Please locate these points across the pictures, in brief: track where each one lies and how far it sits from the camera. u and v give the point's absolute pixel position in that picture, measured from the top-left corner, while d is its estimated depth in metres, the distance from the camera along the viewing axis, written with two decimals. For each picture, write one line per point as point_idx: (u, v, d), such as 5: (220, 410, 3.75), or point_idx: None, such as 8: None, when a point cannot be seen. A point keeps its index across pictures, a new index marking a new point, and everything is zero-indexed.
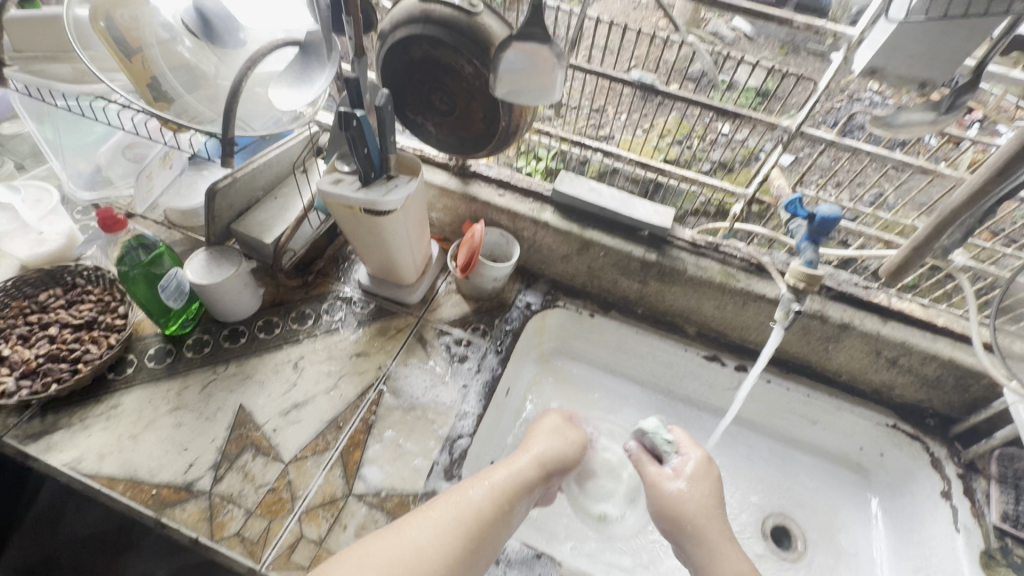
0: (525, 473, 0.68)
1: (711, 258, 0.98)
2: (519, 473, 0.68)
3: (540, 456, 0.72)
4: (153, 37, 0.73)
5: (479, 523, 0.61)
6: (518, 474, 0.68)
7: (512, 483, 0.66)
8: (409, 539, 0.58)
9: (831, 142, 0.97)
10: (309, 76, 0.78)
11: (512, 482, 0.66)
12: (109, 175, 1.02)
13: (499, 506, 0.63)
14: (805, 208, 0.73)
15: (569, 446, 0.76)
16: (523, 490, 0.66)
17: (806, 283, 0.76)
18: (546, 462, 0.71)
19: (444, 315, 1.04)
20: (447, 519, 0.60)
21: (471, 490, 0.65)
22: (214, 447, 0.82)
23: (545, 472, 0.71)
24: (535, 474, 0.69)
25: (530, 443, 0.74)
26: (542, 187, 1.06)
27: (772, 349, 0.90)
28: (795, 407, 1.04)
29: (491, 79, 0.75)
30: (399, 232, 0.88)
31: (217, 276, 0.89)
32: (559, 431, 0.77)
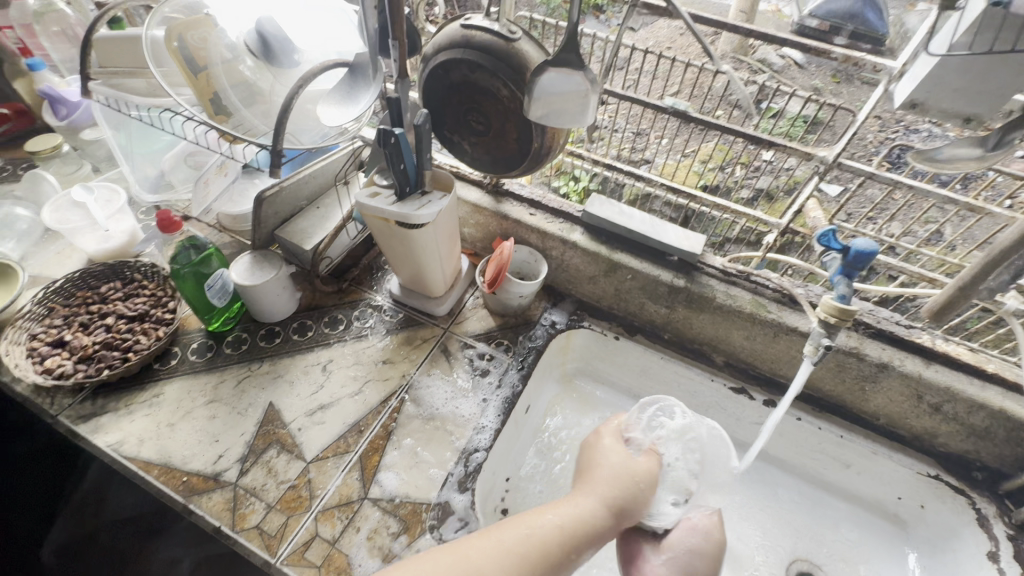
0: (593, 511, 0.64)
1: (742, 286, 0.96)
2: (587, 510, 0.64)
3: (608, 491, 0.67)
4: (218, 57, 0.80)
5: (544, 562, 0.57)
6: (586, 513, 0.64)
7: (581, 522, 0.63)
8: (468, 565, 0.55)
9: (871, 175, 0.95)
10: (355, 95, 0.83)
11: (580, 520, 0.63)
12: (171, 180, 1.12)
13: (567, 547, 0.60)
14: (839, 241, 0.71)
15: (642, 480, 0.70)
16: (590, 529, 0.63)
17: (838, 318, 0.73)
18: (616, 498, 0.67)
19: (469, 329, 1.06)
20: (511, 549, 0.57)
21: (538, 524, 0.61)
22: (243, 441, 0.86)
23: (616, 510, 0.66)
24: (603, 513, 0.65)
25: (599, 475, 0.70)
26: (573, 208, 1.08)
27: (802, 384, 0.87)
28: (827, 448, 0.99)
29: (525, 101, 0.77)
30: (430, 244, 0.91)
31: (259, 278, 0.94)
32: (632, 465, 0.72)
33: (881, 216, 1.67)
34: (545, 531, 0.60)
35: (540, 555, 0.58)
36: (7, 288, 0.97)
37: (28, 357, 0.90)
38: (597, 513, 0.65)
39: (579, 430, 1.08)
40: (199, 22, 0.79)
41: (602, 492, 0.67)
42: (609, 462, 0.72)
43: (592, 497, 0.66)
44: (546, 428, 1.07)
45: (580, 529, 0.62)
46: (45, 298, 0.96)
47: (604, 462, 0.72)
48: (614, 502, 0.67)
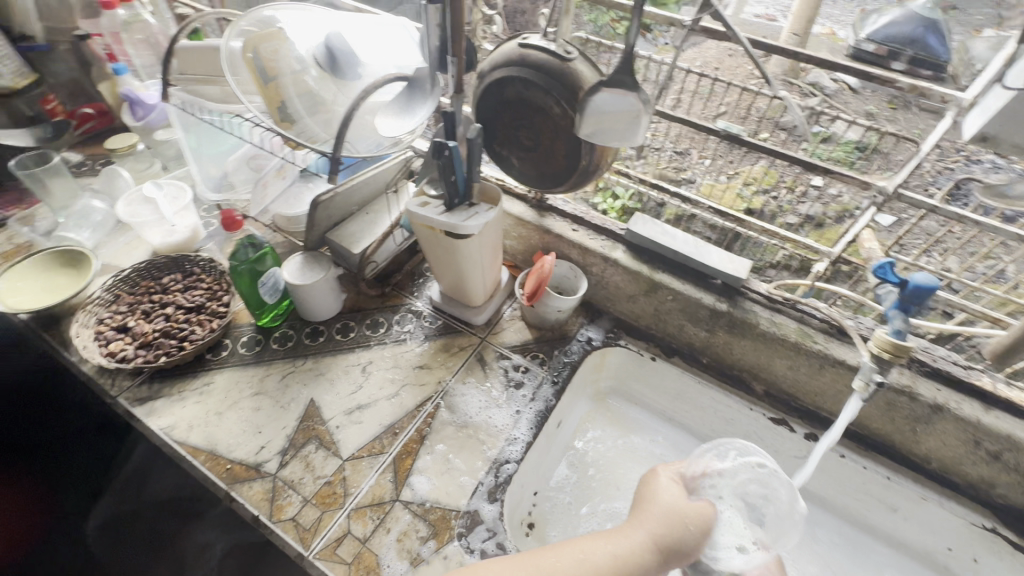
0: (644, 550, 0.64)
1: (788, 314, 0.94)
2: (637, 547, 0.64)
3: (660, 530, 0.67)
4: (287, 68, 0.85)
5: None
6: (636, 550, 0.64)
7: (630, 557, 0.63)
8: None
9: (932, 208, 0.92)
10: (412, 108, 0.86)
11: (630, 557, 0.63)
12: (234, 180, 1.18)
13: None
14: (896, 274, 0.68)
15: (695, 524, 0.69)
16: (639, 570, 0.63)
17: (893, 354, 0.71)
18: (666, 540, 0.66)
19: (506, 340, 1.07)
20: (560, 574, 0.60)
21: (591, 552, 0.63)
22: (284, 434, 0.90)
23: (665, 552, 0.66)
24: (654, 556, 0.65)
25: (651, 513, 0.69)
26: (616, 226, 1.08)
27: (848, 421, 0.83)
28: (872, 490, 0.94)
29: (577, 119, 0.79)
30: (474, 255, 0.93)
31: (309, 278, 0.98)
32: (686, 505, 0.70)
33: (938, 250, 1.59)
34: (593, 563, 0.62)
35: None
36: (81, 274, 1.04)
37: (95, 340, 0.97)
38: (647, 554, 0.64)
39: (609, 448, 1.06)
40: (274, 35, 0.84)
41: (654, 530, 0.67)
42: (664, 499, 0.71)
43: (644, 532, 0.66)
44: (576, 444, 1.06)
45: (629, 563, 0.63)
46: (114, 286, 1.03)
47: (658, 498, 0.72)
48: (665, 543, 0.66)
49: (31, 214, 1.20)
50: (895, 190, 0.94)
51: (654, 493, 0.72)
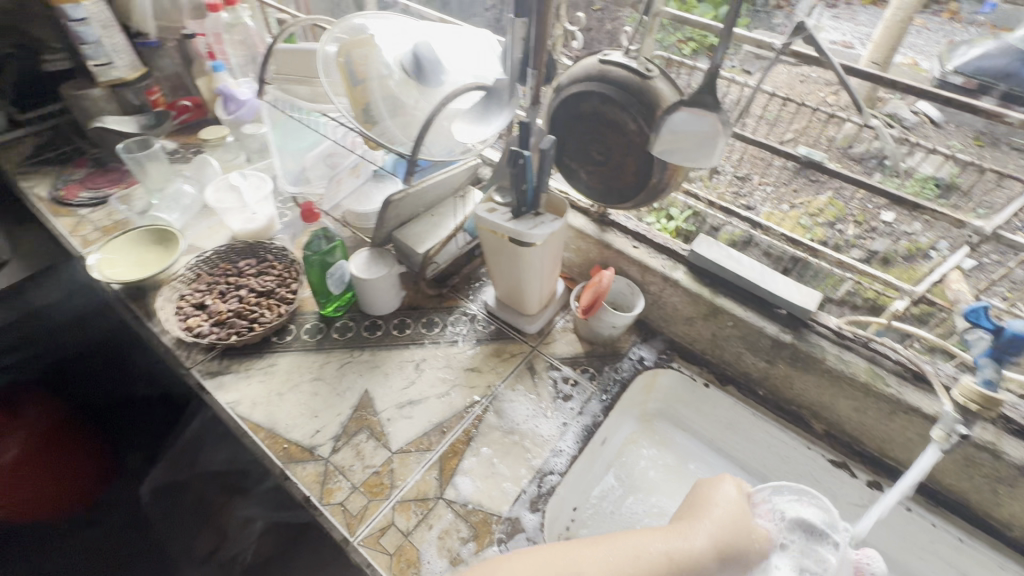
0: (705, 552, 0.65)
1: (858, 352, 0.90)
2: (698, 547, 0.65)
3: (719, 533, 0.68)
4: (375, 72, 0.90)
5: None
6: (697, 551, 0.65)
7: (692, 554, 0.64)
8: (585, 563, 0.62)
9: None
10: (488, 115, 0.88)
11: (687, 552, 0.64)
12: (310, 175, 1.22)
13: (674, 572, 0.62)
14: (990, 319, 0.65)
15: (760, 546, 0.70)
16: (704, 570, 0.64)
17: (981, 405, 0.68)
18: (725, 542, 0.67)
19: (557, 350, 1.07)
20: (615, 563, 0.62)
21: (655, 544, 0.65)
22: (338, 421, 0.93)
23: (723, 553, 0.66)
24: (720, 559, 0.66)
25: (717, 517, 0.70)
26: (678, 246, 1.06)
27: (922, 472, 0.78)
28: (940, 550, 0.88)
29: (652, 137, 0.79)
30: (535, 264, 0.94)
31: (374, 273, 1.02)
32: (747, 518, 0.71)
33: None
34: (648, 557, 0.63)
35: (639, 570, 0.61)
36: (169, 250, 1.13)
37: (176, 313, 1.04)
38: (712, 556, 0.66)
39: (652, 471, 1.04)
40: (365, 42, 0.90)
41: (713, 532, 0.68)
42: (726, 506, 0.72)
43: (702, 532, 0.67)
44: (620, 463, 1.03)
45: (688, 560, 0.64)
46: (196, 265, 1.11)
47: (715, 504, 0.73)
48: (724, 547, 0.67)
49: (129, 193, 1.31)
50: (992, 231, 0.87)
51: (712, 500, 0.73)
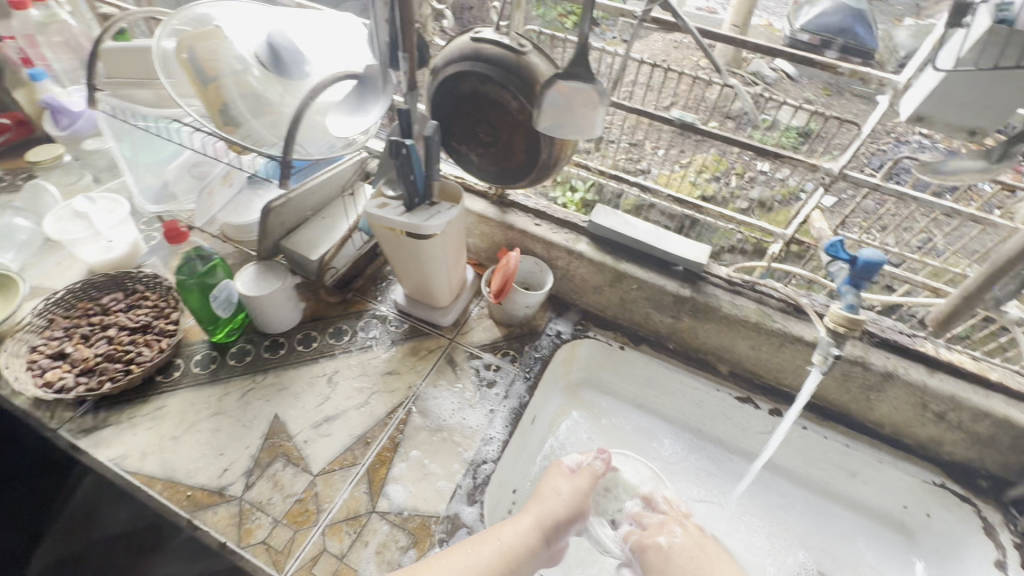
0: (527, 529, 0.75)
1: (747, 296, 0.97)
2: (523, 530, 0.74)
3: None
4: (228, 68, 0.79)
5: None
6: (519, 534, 0.74)
7: (520, 543, 0.73)
8: (489, 546, 0.71)
9: (876, 187, 0.92)
10: (365, 105, 0.83)
11: (519, 541, 0.73)
12: (174, 190, 1.11)
13: (506, 566, 0.70)
14: (846, 251, 0.72)
15: (567, 496, 0.82)
16: (525, 549, 0.73)
17: (847, 327, 0.74)
18: (548, 522, 0.78)
19: (475, 339, 1.06)
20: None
21: (548, 507, 0.80)
22: (248, 454, 0.85)
23: (546, 534, 0.77)
24: (535, 533, 0.76)
25: (535, 504, 0.81)
26: (578, 218, 1.08)
27: (807, 396, 0.89)
28: (833, 458, 1.00)
29: (535, 113, 0.78)
30: (437, 256, 0.91)
31: (264, 289, 0.94)
32: (566, 487, 0.84)
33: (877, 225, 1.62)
34: (548, 519, 0.78)
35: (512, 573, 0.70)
36: (8, 299, 0.96)
37: (28, 370, 0.88)
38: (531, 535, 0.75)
39: (578, 442, 1.07)
40: (209, 35, 0.79)
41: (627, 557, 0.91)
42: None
43: (560, 533, 0.79)
44: (550, 439, 1.06)
45: (515, 550, 0.72)
46: (47, 309, 0.94)
47: (581, 497, 0.83)
48: (544, 523, 0.77)
49: None
50: (840, 171, 0.94)
51: (547, 495, 0.82)
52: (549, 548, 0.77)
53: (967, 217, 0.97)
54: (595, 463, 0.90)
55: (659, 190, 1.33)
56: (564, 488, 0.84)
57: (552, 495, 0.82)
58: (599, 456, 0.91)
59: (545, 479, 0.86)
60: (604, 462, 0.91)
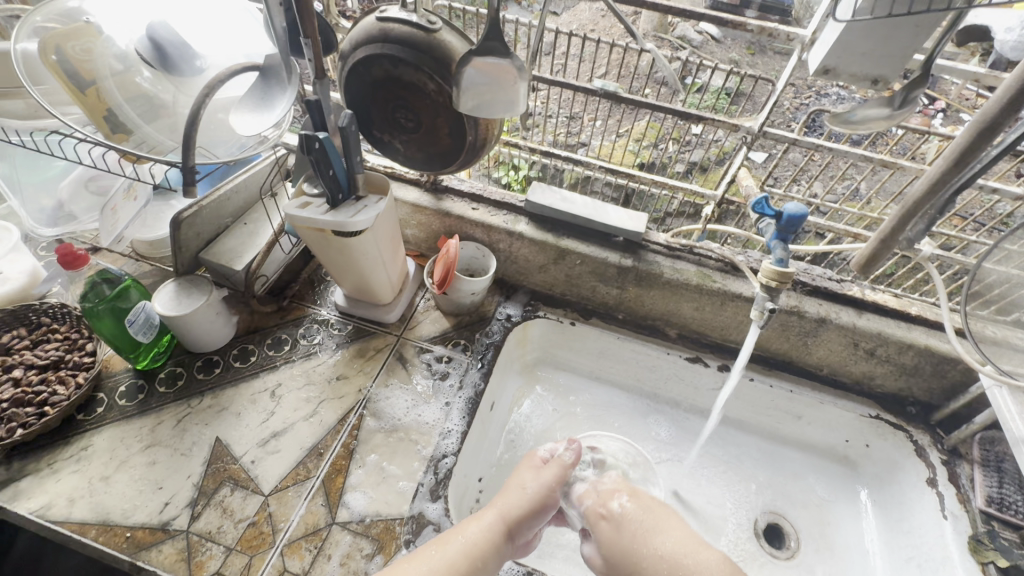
0: (490, 526, 0.68)
1: (687, 260, 0.99)
2: (484, 529, 0.68)
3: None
4: (107, 68, 0.71)
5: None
6: (482, 531, 0.68)
7: (480, 543, 0.67)
8: (443, 554, 0.65)
9: (794, 141, 0.95)
10: (270, 101, 0.78)
11: (482, 538, 0.67)
12: (72, 210, 0.99)
13: (470, 567, 0.64)
14: (771, 207, 0.73)
15: (532, 491, 0.73)
16: (487, 551, 0.66)
17: (778, 281, 0.74)
18: (513, 517, 0.70)
19: (423, 333, 1.03)
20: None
21: (510, 505, 0.71)
22: (190, 483, 0.79)
23: (512, 530, 0.70)
24: (499, 532, 0.68)
25: (499, 498, 0.74)
26: (515, 198, 1.06)
27: (752, 344, 0.88)
28: (779, 404, 1.05)
29: (455, 94, 0.75)
30: (370, 252, 0.87)
31: (187, 307, 0.87)
32: (531, 482, 0.74)
33: (804, 177, 1.69)
34: (512, 517, 0.70)
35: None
36: None
37: None
38: (492, 535, 0.68)
39: (539, 422, 1.08)
40: (78, 32, 0.70)
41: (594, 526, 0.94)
42: (660, 554, 0.63)
43: (528, 529, 0.71)
44: (511, 422, 1.06)
45: (479, 548, 0.66)
46: None
47: (549, 491, 0.73)
48: (510, 518, 0.70)
49: None
50: (761, 128, 0.96)
51: (511, 489, 0.74)
52: (517, 544, 0.71)
53: (879, 163, 1.01)
54: (567, 453, 0.79)
55: (591, 163, 1.33)
56: (531, 481, 0.75)
57: (518, 490, 0.74)
58: (572, 444, 0.81)
59: (515, 472, 0.78)
60: (576, 452, 0.80)
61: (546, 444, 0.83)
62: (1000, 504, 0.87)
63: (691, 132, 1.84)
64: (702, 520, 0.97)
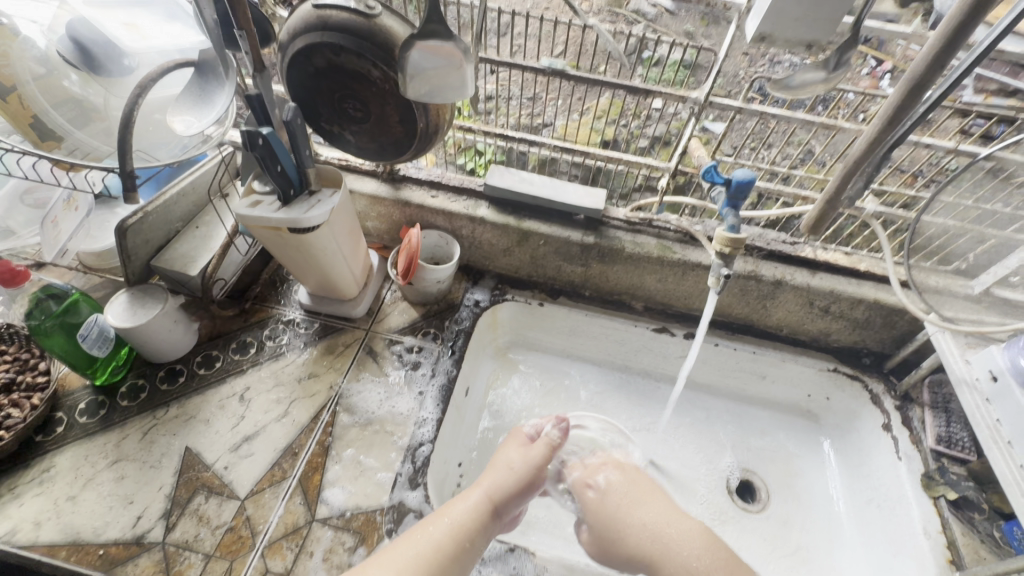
0: (478, 505, 0.72)
1: (648, 233, 1.01)
2: (472, 507, 0.71)
3: (626, 549, 0.74)
4: (26, 72, 0.67)
5: (447, 562, 0.66)
6: (470, 510, 0.71)
7: (468, 522, 0.70)
8: (429, 536, 0.68)
9: (740, 108, 0.97)
10: (209, 97, 0.75)
11: (469, 517, 0.71)
12: (10, 225, 0.94)
13: (458, 546, 0.68)
14: (721, 175, 0.74)
15: (518, 471, 0.77)
16: (475, 529, 0.70)
17: (731, 248, 0.76)
18: (499, 495, 0.74)
19: (392, 324, 1.02)
20: (413, 560, 0.65)
21: (498, 484, 0.75)
22: (163, 495, 0.78)
23: (499, 507, 0.74)
24: (486, 510, 0.72)
25: (484, 476, 0.78)
26: (473, 182, 1.05)
27: (712, 312, 0.90)
28: (744, 365, 1.09)
29: (401, 80, 0.73)
30: (329, 247, 0.86)
31: (143, 316, 0.84)
32: (520, 462, 0.79)
33: (762, 145, 1.72)
34: (500, 495, 0.74)
35: (461, 555, 0.67)
36: None
37: None
38: (480, 512, 0.72)
39: (516, 403, 1.09)
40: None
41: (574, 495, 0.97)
42: (643, 524, 0.75)
43: (513, 505, 0.75)
44: (487, 405, 1.07)
45: (467, 527, 0.70)
46: None
47: (534, 471, 0.78)
48: (496, 496, 0.74)
49: None
50: (707, 98, 0.97)
51: (499, 467, 0.78)
52: (500, 522, 0.75)
53: (826, 127, 1.04)
54: (553, 431, 0.85)
55: (547, 141, 1.33)
56: (518, 460, 0.80)
57: (502, 467, 0.78)
58: (559, 422, 0.86)
59: (500, 450, 0.83)
60: (563, 430, 0.85)
61: (532, 421, 0.88)
62: (949, 442, 0.93)
63: (651, 107, 1.85)
64: (677, 482, 1.01)
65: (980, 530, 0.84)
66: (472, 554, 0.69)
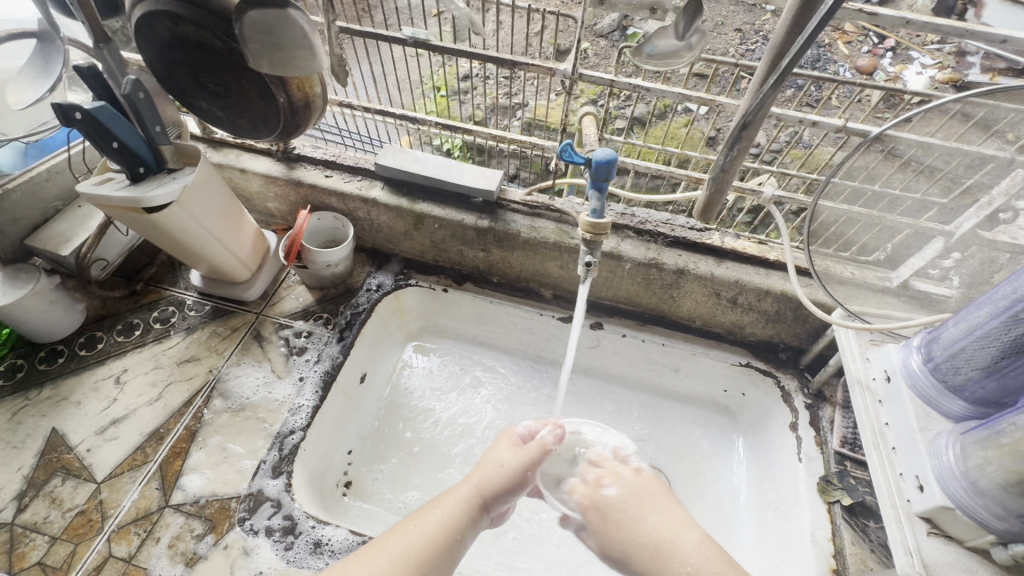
0: (467, 501, 0.60)
1: (547, 218, 0.96)
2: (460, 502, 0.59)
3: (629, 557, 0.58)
4: None
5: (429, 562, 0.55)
6: (458, 505, 0.60)
7: (455, 515, 0.59)
8: (412, 532, 0.57)
9: (609, 82, 0.89)
10: (49, 66, 0.71)
11: (455, 512, 0.59)
12: None
13: (442, 545, 0.57)
14: (578, 153, 0.67)
15: (515, 467, 0.63)
16: (461, 526, 0.59)
17: (594, 232, 0.72)
18: (491, 491, 0.61)
19: (286, 308, 1.00)
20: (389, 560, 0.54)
21: (489, 478, 0.62)
22: (19, 476, 0.78)
23: (489, 503, 0.62)
24: (474, 508, 0.60)
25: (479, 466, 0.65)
26: (370, 163, 1.01)
27: (587, 299, 0.87)
28: (655, 357, 1.04)
29: (247, 56, 0.68)
30: (194, 228, 0.82)
31: (10, 294, 0.83)
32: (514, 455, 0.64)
33: None
34: (488, 491, 0.62)
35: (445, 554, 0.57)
36: None
37: None
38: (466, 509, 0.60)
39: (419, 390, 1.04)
40: None
41: None
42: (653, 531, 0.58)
43: (507, 501, 0.63)
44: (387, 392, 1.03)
45: (451, 525, 0.58)
46: None
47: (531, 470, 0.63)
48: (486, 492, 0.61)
49: None
50: (575, 72, 0.89)
51: (493, 459, 0.64)
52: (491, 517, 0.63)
53: None
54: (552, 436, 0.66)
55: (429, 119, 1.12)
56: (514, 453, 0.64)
57: (500, 460, 0.64)
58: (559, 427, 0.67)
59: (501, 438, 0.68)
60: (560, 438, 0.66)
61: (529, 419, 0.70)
62: (854, 444, 0.87)
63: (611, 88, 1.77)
64: None
65: (873, 538, 0.79)
66: (459, 551, 0.59)
